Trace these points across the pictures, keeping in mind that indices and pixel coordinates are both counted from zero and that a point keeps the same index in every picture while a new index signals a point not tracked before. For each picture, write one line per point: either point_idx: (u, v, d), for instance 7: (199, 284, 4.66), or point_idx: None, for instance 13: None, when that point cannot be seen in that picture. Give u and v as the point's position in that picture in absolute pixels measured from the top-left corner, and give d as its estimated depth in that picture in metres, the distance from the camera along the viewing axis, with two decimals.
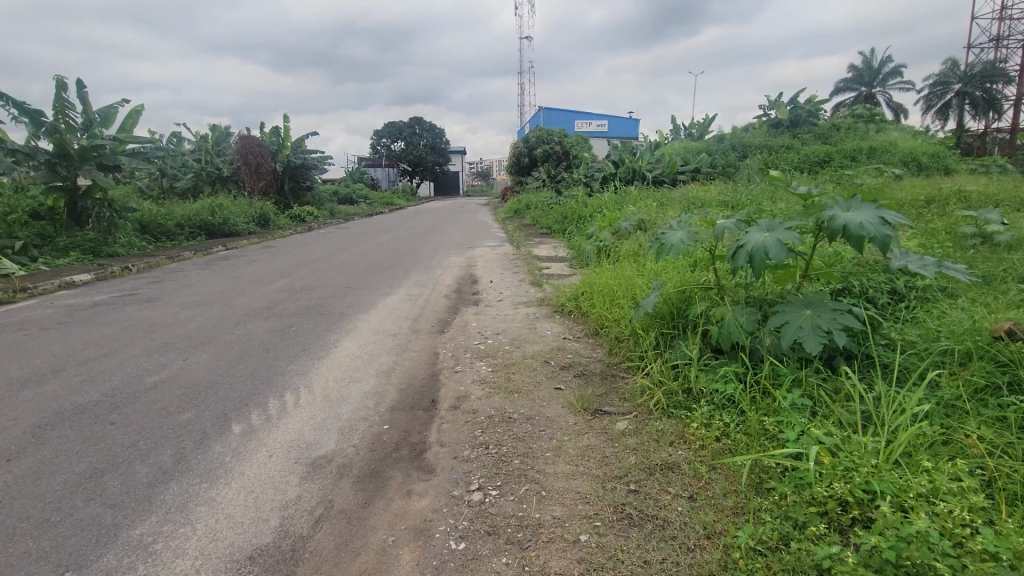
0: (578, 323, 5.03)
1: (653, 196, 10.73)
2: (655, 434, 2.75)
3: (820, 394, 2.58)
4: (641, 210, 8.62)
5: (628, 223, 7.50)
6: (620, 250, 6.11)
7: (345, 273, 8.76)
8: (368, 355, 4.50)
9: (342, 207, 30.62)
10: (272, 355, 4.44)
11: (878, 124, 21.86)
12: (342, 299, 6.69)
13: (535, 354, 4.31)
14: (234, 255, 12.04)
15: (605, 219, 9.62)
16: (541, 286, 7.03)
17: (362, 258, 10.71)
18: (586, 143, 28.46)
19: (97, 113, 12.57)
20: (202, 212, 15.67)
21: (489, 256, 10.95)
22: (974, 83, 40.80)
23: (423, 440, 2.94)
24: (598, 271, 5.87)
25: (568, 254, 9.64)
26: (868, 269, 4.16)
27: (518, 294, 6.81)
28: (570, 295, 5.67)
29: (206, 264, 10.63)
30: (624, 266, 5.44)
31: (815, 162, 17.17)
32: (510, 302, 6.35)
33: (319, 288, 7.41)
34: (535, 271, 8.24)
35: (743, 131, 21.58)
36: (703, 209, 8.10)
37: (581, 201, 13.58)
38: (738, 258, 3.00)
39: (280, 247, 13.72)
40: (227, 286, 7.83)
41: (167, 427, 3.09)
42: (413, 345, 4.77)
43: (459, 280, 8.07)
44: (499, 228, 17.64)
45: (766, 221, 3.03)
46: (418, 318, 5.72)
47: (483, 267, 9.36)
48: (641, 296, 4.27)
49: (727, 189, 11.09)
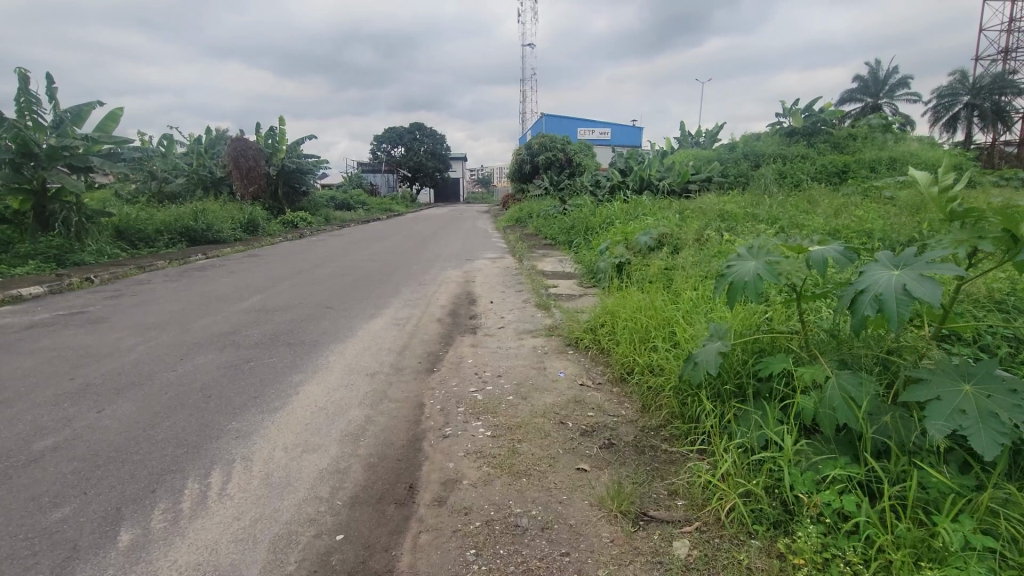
0: (599, 364, 4.12)
1: (669, 208, 9.80)
2: (738, 574, 1.83)
3: (1007, 529, 1.66)
4: (660, 224, 7.70)
5: (645, 238, 6.64)
6: (645, 272, 5.19)
7: (328, 289, 7.86)
8: (336, 407, 3.53)
9: (338, 213, 29.72)
10: (213, 405, 3.51)
11: (896, 134, 21.04)
12: (318, 325, 5.73)
13: (547, 410, 3.38)
14: (214, 265, 11.12)
15: (618, 232, 8.70)
16: (549, 311, 6.11)
17: (350, 271, 9.76)
18: (590, 150, 27.69)
19: (69, 111, 11.68)
20: (184, 218, 14.77)
21: (488, 270, 10.01)
22: (983, 94, 40.08)
23: (388, 567, 2.01)
24: (619, 297, 4.96)
25: (577, 271, 8.71)
26: (975, 306, 3.25)
27: (523, 319, 5.86)
28: (585, 326, 4.75)
29: (178, 276, 9.71)
30: (653, 294, 4.54)
31: (834, 173, 16.29)
32: (514, 331, 5.40)
33: (296, 308, 6.50)
34: (541, 291, 7.30)
35: (755, 139, 20.76)
36: (731, 224, 7.19)
37: (589, 211, 12.70)
38: (860, 308, 2.10)
39: (266, 255, 12.83)
40: (192, 303, 6.91)
41: (23, 536, 2.16)
42: (393, 391, 3.83)
43: (455, 299, 7.13)
44: (500, 238, 16.74)
45: (901, 255, 2.12)
46: (404, 352, 4.78)
47: (483, 284, 8.46)
48: (687, 340, 3.35)
49: (749, 202, 10.18)
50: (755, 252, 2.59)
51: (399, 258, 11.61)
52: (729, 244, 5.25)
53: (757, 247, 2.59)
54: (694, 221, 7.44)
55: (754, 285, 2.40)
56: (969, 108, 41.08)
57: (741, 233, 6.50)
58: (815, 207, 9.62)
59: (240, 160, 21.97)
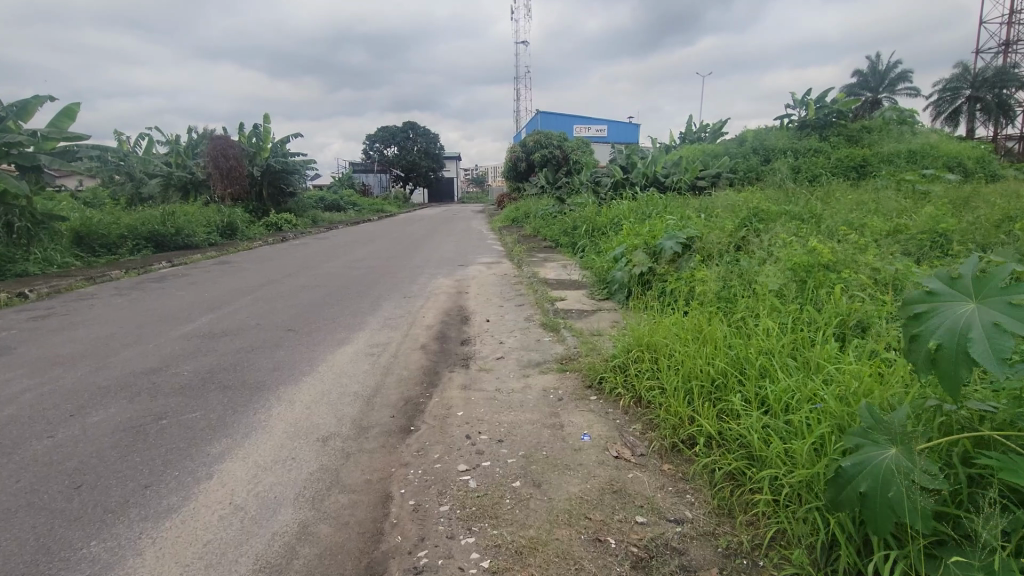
0: (637, 422, 3.00)
1: (687, 206, 8.68)
2: None
3: None
4: (683, 224, 6.61)
5: (671, 243, 5.58)
6: (690, 290, 4.08)
7: (297, 305, 6.74)
8: (259, 508, 2.39)
9: (326, 214, 28.51)
10: (72, 508, 2.36)
11: (911, 126, 19.99)
12: (270, 357, 4.57)
13: (575, 514, 2.25)
14: (177, 274, 9.95)
15: (631, 234, 7.60)
16: (558, 334, 5.01)
17: (326, 281, 8.61)
18: (588, 146, 26.55)
19: (14, 104, 10.51)
20: (153, 221, 13.58)
21: (484, 278, 8.87)
22: (986, 87, 38.96)
23: None
24: (650, 323, 3.87)
25: (585, 280, 7.59)
26: None
27: (527, 345, 4.75)
28: (610, 362, 3.66)
29: (131, 288, 8.56)
30: (700, 322, 3.45)
31: (852, 167, 15.17)
32: (517, 365, 4.25)
33: (249, 333, 5.33)
34: (546, 306, 6.17)
35: (764, 133, 19.70)
36: (769, 224, 6.09)
37: (594, 210, 11.62)
38: None
39: (239, 262, 11.70)
40: (128, 326, 5.77)
41: None
42: (351, 469, 2.71)
43: (444, 317, 5.99)
44: (495, 240, 15.63)
45: None
46: (374, 399, 3.65)
47: (478, 295, 7.36)
48: (788, 409, 2.24)
49: (775, 198, 9.07)
50: (968, 284, 1.63)
51: (386, 265, 10.48)
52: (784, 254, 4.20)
53: (971, 276, 1.62)
54: (724, 220, 6.36)
55: (989, 350, 1.43)
56: (972, 100, 39.99)
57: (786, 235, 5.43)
58: (851, 201, 8.48)
59: (220, 159, 20.75)
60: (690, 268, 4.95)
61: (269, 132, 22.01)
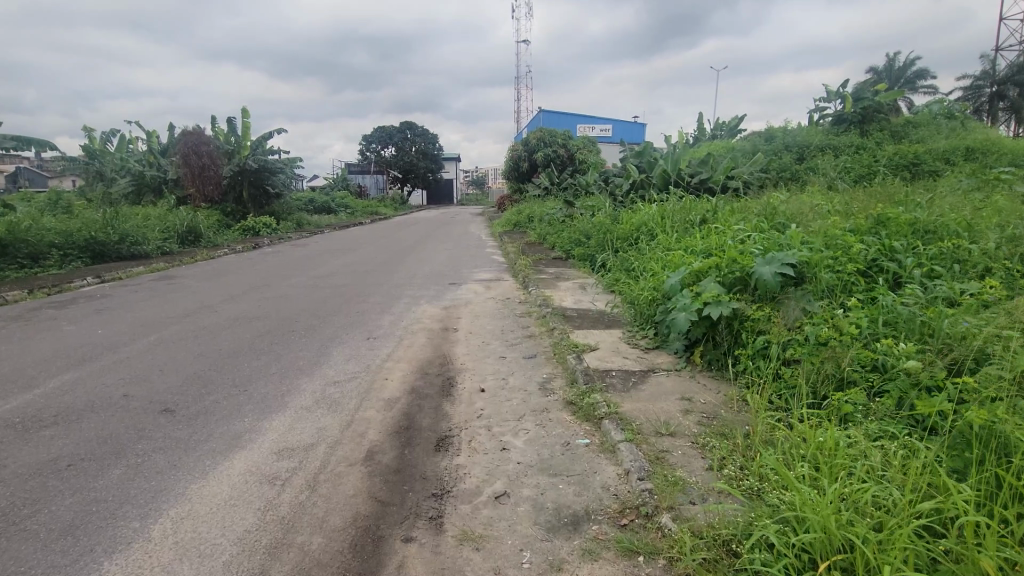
0: None
1: (745, 213, 6.66)
2: None
3: None
4: (767, 240, 4.61)
5: (768, 274, 3.68)
6: (917, 409, 2.18)
7: (208, 353, 4.69)
8: None
9: (314, 217, 26.46)
10: None
11: (961, 120, 17.89)
12: (85, 491, 2.51)
13: None
14: (95, 296, 7.91)
15: (681, 251, 5.58)
16: (599, 431, 3.00)
17: (275, 309, 6.58)
18: (595, 145, 24.52)
19: None
20: (95, 226, 11.58)
21: (480, 303, 6.86)
22: (1010, 83, 36.71)
23: None
24: (810, 475, 1.99)
25: (617, 315, 5.58)
26: None
27: (549, 463, 2.70)
28: (736, 562, 1.75)
29: (18, 317, 6.54)
30: (977, 507, 1.59)
31: (906, 165, 13.14)
32: (535, 528, 2.17)
33: (95, 419, 3.29)
34: (570, 363, 4.13)
35: (794, 128, 17.67)
36: (907, 241, 4.08)
37: (613, 216, 9.62)
38: None
39: (189, 276, 9.69)
40: None
41: None
42: None
43: (418, 382, 3.95)
44: (494, 249, 13.64)
45: None
46: None
47: (470, 334, 5.34)
48: None
49: (855, 200, 7.03)
50: None
51: (360, 283, 8.46)
52: (1019, 341, 2.48)
53: None
54: (828, 232, 4.39)
55: None
56: (994, 97, 37.80)
57: (944, 277, 3.60)
58: (963, 200, 6.42)
59: (191, 157, 18.81)
60: (833, 330, 3.07)
61: (247, 127, 19.98)
